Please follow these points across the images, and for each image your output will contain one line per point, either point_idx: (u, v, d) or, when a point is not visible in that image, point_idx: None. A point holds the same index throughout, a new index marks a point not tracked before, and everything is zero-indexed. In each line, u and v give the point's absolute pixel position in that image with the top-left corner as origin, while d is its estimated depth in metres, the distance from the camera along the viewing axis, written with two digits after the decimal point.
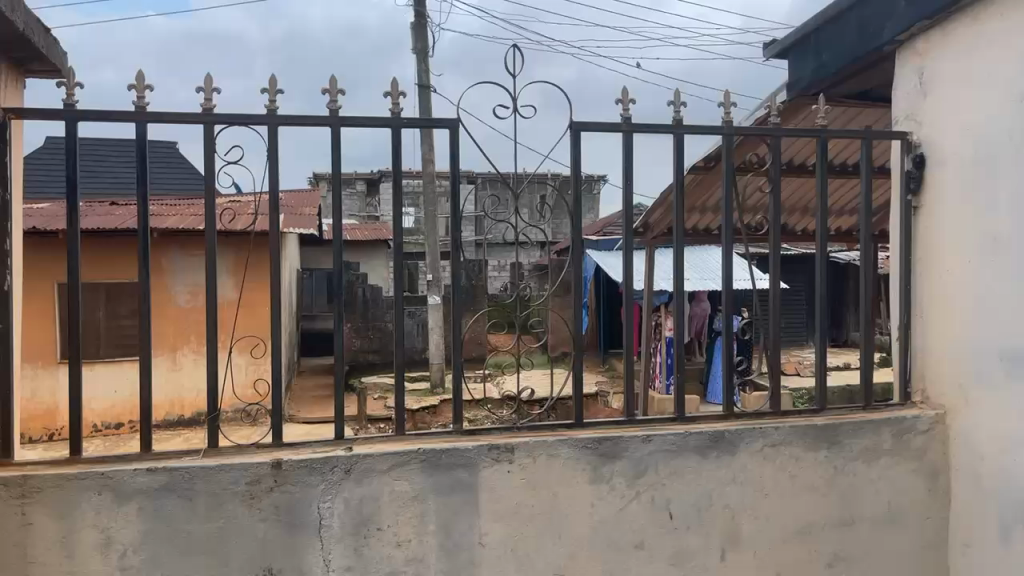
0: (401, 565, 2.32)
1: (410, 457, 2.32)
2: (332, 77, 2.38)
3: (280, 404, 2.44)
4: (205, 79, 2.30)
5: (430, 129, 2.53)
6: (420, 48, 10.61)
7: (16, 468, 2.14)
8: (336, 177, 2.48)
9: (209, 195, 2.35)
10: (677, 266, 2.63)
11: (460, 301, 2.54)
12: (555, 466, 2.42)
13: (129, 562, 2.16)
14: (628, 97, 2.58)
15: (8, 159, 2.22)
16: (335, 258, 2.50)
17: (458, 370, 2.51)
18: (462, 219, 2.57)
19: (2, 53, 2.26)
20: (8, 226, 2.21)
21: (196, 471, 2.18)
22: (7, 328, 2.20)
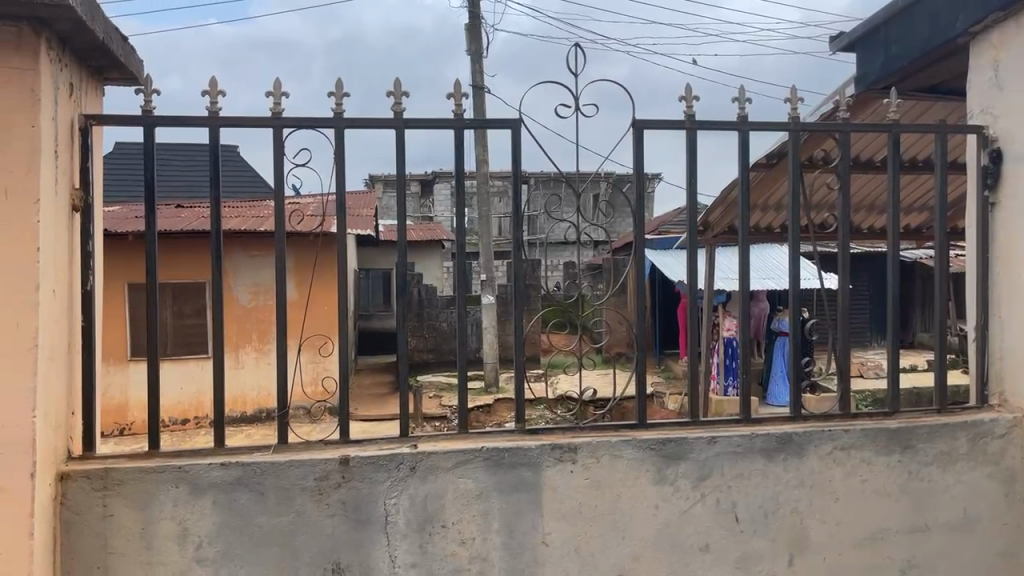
0: (465, 563, 2.34)
1: (475, 454, 2.34)
2: (396, 80, 2.41)
3: (345, 402, 2.49)
4: (274, 84, 2.36)
5: (493, 129, 2.54)
6: (474, 50, 10.68)
7: (98, 462, 2.23)
8: (401, 179, 2.51)
9: (277, 197, 2.40)
10: (742, 267, 2.59)
11: (522, 300, 2.55)
12: (619, 467, 2.41)
13: (204, 554, 2.22)
14: (692, 94, 2.56)
15: (89, 164, 2.31)
16: (400, 259, 2.53)
17: (520, 369, 2.51)
18: (524, 219, 2.57)
19: (82, 62, 2.35)
20: (91, 229, 2.30)
21: (267, 466, 2.23)
22: (90, 326, 2.29)
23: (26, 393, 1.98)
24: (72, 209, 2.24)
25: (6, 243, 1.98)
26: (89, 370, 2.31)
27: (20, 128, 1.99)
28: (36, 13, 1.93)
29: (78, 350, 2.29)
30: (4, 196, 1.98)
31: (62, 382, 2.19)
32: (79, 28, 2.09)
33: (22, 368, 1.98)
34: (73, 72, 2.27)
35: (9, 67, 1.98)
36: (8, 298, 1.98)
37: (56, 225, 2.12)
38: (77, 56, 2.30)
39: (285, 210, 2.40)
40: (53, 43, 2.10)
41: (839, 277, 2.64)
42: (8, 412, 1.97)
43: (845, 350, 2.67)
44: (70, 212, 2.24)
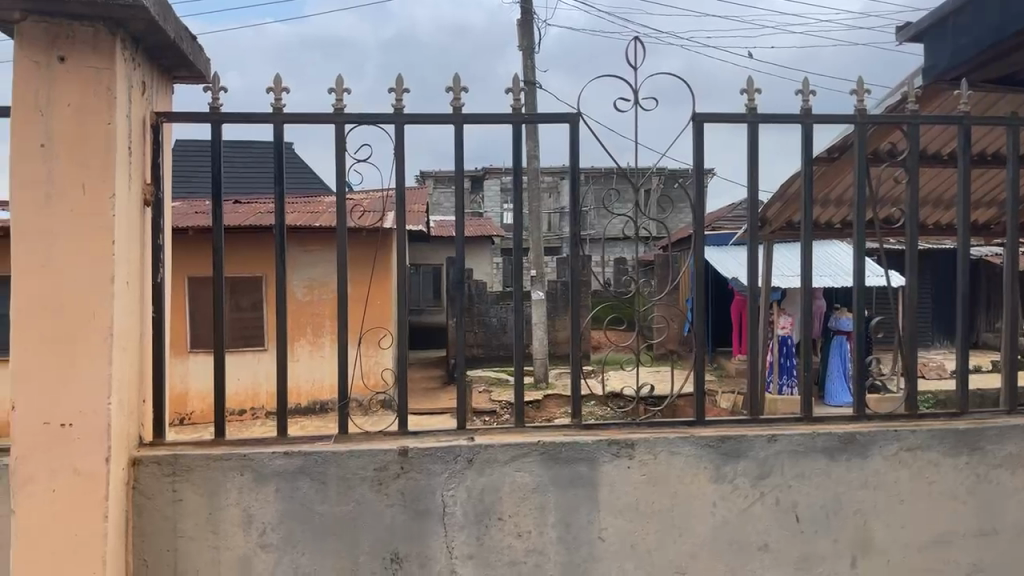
0: (522, 556, 2.35)
1: (532, 448, 2.35)
2: (455, 75, 2.44)
3: (404, 394, 2.52)
4: (336, 81, 2.42)
5: (552, 125, 2.54)
6: (525, 45, 10.68)
7: (168, 449, 2.30)
8: (459, 174, 2.53)
9: (339, 192, 2.45)
10: (805, 264, 2.54)
11: (580, 295, 2.54)
12: (677, 463, 2.39)
13: (268, 540, 2.27)
14: (754, 86, 2.53)
15: (160, 159, 2.39)
16: (459, 253, 2.56)
17: (577, 365, 2.51)
18: (581, 214, 2.56)
19: (154, 62, 2.43)
20: (162, 223, 2.39)
21: (328, 456, 2.28)
22: (161, 315, 2.37)
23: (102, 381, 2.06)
24: (144, 204, 2.32)
25: (82, 239, 2.05)
26: (159, 359, 2.38)
27: (96, 126, 2.06)
28: (111, 14, 2.01)
29: (150, 340, 2.37)
30: (82, 191, 2.05)
31: (135, 371, 2.27)
32: (152, 28, 2.15)
33: (97, 357, 2.06)
34: (146, 71, 2.35)
35: (85, 67, 2.05)
36: (86, 289, 2.06)
37: (130, 219, 2.20)
38: (149, 56, 2.38)
39: (347, 204, 2.44)
40: (128, 44, 2.17)
41: (906, 274, 2.58)
42: (84, 400, 2.05)
43: (912, 349, 2.60)
44: (143, 206, 2.33)
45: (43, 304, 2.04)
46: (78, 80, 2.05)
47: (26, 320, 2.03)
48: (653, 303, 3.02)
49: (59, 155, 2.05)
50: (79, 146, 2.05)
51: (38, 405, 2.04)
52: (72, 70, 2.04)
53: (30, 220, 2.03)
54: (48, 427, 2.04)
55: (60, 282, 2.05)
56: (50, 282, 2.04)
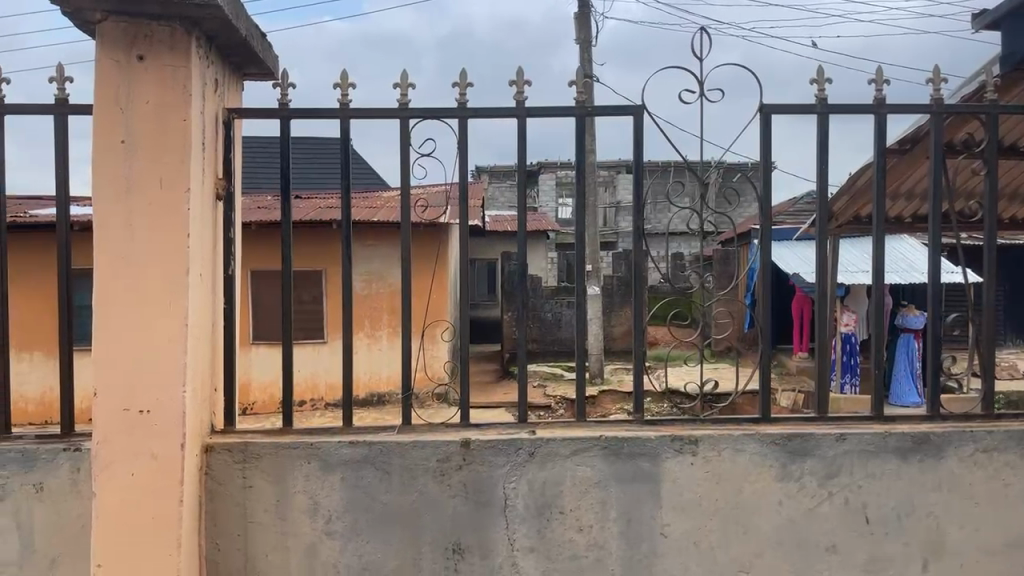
0: (583, 550, 2.35)
1: (594, 442, 2.34)
2: (519, 69, 2.45)
3: (466, 389, 2.53)
4: (401, 76, 2.46)
5: (616, 117, 2.53)
6: (582, 39, 10.62)
7: (238, 436, 2.37)
8: (522, 168, 2.53)
9: (403, 186, 2.48)
10: (877, 258, 2.47)
11: (642, 290, 2.52)
12: (742, 460, 2.35)
13: (333, 528, 2.32)
14: (824, 77, 2.49)
15: (231, 154, 2.46)
16: (522, 247, 2.56)
17: (639, 360, 2.49)
18: (645, 208, 2.53)
19: (226, 60, 2.50)
20: (233, 217, 2.46)
21: (392, 446, 2.31)
22: (232, 307, 2.44)
23: (178, 369, 2.13)
24: (216, 199, 2.39)
25: (159, 233, 2.13)
26: (229, 349, 2.45)
27: (173, 124, 2.12)
28: (189, 13, 2.07)
29: (222, 331, 2.45)
30: (159, 186, 2.12)
31: (208, 360, 2.34)
32: (225, 27, 2.21)
33: (173, 346, 2.13)
34: (219, 70, 2.41)
35: (163, 67, 2.12)
36: (163, 282, 2.13)
37: (204, 214, 2.27)
38: (221, 54, 2.44)
39: (410, 198, 2.47)
40: (203, 41, 2.23)
41: (986, 271, 2.48)
42: (161, 387, 2.13)
43: (990, 348, 2.50)
44: (215, 201, 2.40)
45: (123, 294, 2.12)
46: (157, 79, 2.12)
47: (108, 312, 2.11)
48: (715, 300, 2.96)
49: (138, 151, 2.12)
50: (157, 143, 2.12)
51: (117, 393, 2.11)
52: (151, 69, 2.11)
53: (111, 215, 2.11)
54: (127, 413, 2.11)
55: (139, 274, 2.12)
56: (130, 275, 2.12)
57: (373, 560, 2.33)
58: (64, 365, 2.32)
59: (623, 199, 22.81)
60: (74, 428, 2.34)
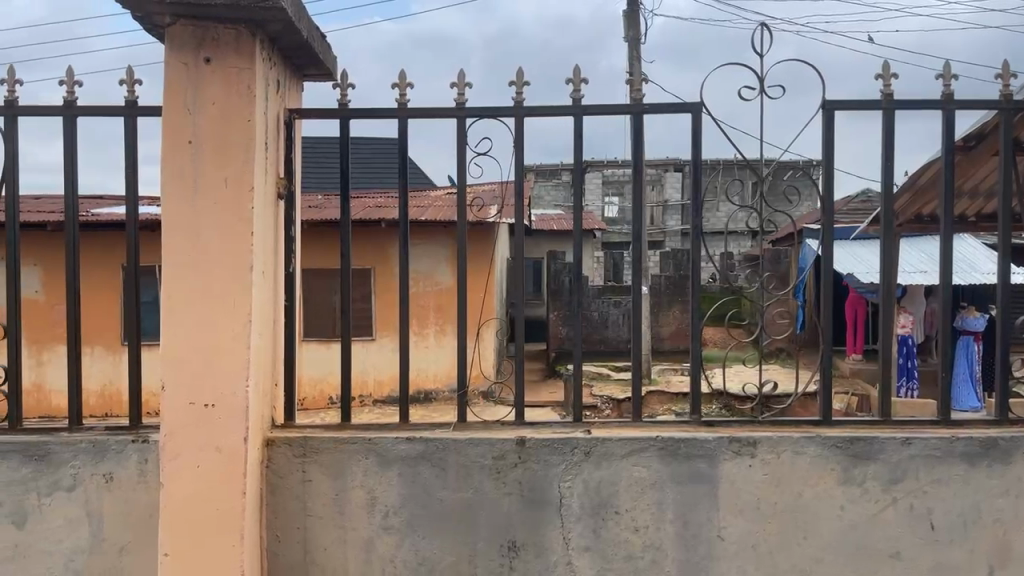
0: (638, 551, 2.34)
1: (650, 443, 2.32)
2: (576, 67, 2.45)
3: (522, 387, 2.53)
4: (458, 75, 2.49)
5: (674, 114, 2.50)
6: (632, 36, 10.54)
7: (299, 432, 2.41)
8: (578, 166, 2.52)
9: (459, 184, 2.49)
10: (944, 259, 2.40)
11: (699, 290, 2.48)
12: (802, 463, 2.31)
13: (390, 522, 2.35)
14: (889, 72, 2.44)
15: (293, 154, 2.50)
16: (577, 246, 2.54)
17: (696, 360, 2.46)
18: (704, 205, 2.50)
19: (286, 62, 2.54)
20: (294, 216, 2.51)
21: (449, 444, 2.33)
22: (292, 304, 2.49)
23: (242, 363, 2.18)
24: (278, 198, 2.44)
25: (224, 231, 2.18)
26: (290, 345, 2.50)
27: (238, 124, 2.17)
28: (254, 16, 2.11)
29: (283, 327, 2.49)
30: (224, 184, 2.17)
31: (270, 356, 2.39)
32: (288, 29, 2.25)
33: (238, 342, 2.18)
34: (281, 71, 2.46)
35: (228, 68, 2.17)
36: (228, 279, 2.18)
37: (266, 212, 2.31)
38: (282, 55, 2.48)
39: (467, 197, 2.47)
40: (266, 43, 2.28)
41: None
42: (225, 381, 2.18)
43: None
44: (277, 200, 2.45)
45: (189, 291, 2.17)
46: (222, 80, 2.17)
47: (176, 309, 2.17)
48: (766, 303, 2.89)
49: (205, 151, 2.17)
50: (223, 142, 2.17)
51: (184, 387, 2.17)
52: (217, 70, 2.16)
53: (178, 214, 2.17)
54: (193, 407, 2.17)
55: (206, 271, 2.18)
56: (197, 272, 2.17)
57: (428, 556, 2.35)
58: (132, 360, 2.39)
59: (671, 197, 22.62)
60: (141, 421, 2.42)
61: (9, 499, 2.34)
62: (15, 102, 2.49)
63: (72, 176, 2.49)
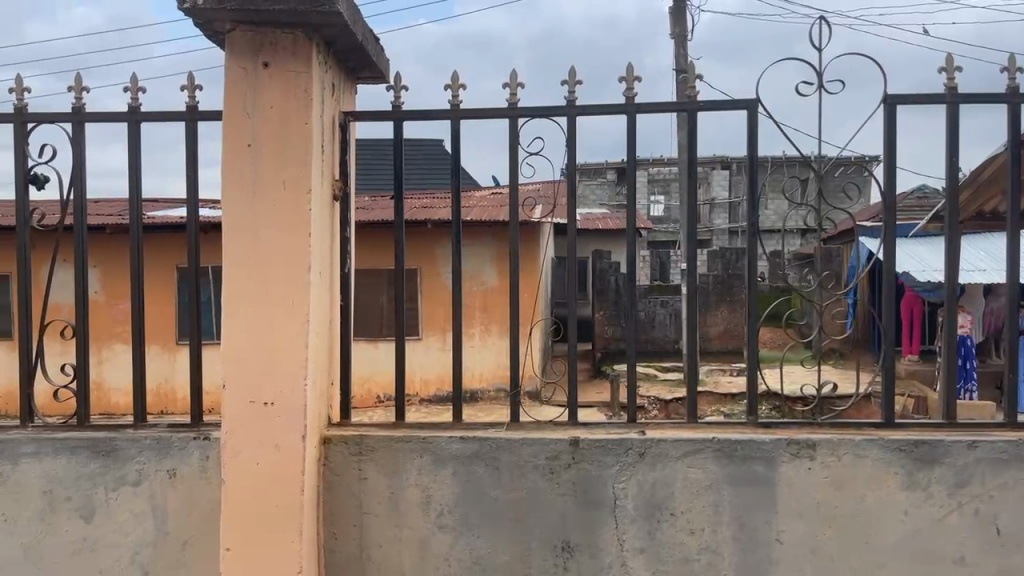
0: (694, 553, 2.31)
1: (706, 444, 2.29)
2: (629, 65, 2.44)
3: (575, 385, 2.52)
4: (511, 76, 2.50)
5: (730, 111, 2.47)
6: (678, 33, 10.43)
7: (354, 430, 2.44)
8: (631, 164, 2.50)
9: (512, 184, 2.49)
10: (1012, 257, 2.32)
11: (756, 289, 2.44)
12: (863, 466, 2.26)
13: (445, 521, 2.36)
14: (952, 66, 2.38)
15: (347, 156, 2.53)
16: (631, 246, 2.52)
17: (753, 360, 2.42)
18: (761, 203, 2.45)
19: (341, 64, 2.57)
20: (348, 218, 2.54)
21: (502, 443, 2.34)
22: (347, 304, 2.52)
23: (300, 362, 2.22)
24: (333, 199, 2.47)
25: (282, 232, 2.22)
26: (345, 344, 2.53)
27: (295, 126, 2.21)
28: (311, 20, 2.15)
29: (338, 326, 2.53)
30: (283, 186, 2.21)
31: (326, 355, 2.43)
32: (344, 32, 2.28)
33: (296, 340, 2.22)
34: (336, 75, 2.50)
35: (287, 73, 2.21)
36: (287, 280, 2.22)
37: (323, 214, 2.35)
38: (337, 58, 2.51)
39: (519, 197, 2.48)
40: (321, 47, 2.31)
41: None
42: (284, 380, 2.22)
43: None
44: (333, 201, 2.48)
45: (248, 292, 2.22)
46: (281, 84, 2.21)
47: (236, 309, 2.21)
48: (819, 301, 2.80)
49: (264, 153, 2.21)
50: (281, 145, 2.21)
51: (244, 385, 2.21)
52: (275, 74, 2.20)
53: (238, 216, 2.21)
54: (253, 405, 2.21)
55: (265, 272, 2.22)
56: (256, 272, 2.22)
57: (483, 555, 2.36)
58: (194, 359, 2.45)
59: (718, 196, 22.36)
60: (202, 418, 2.47)
61: (78, 494, 2.42)
62: (82, 109, 2.57)
63: (136, 180, 2.56)
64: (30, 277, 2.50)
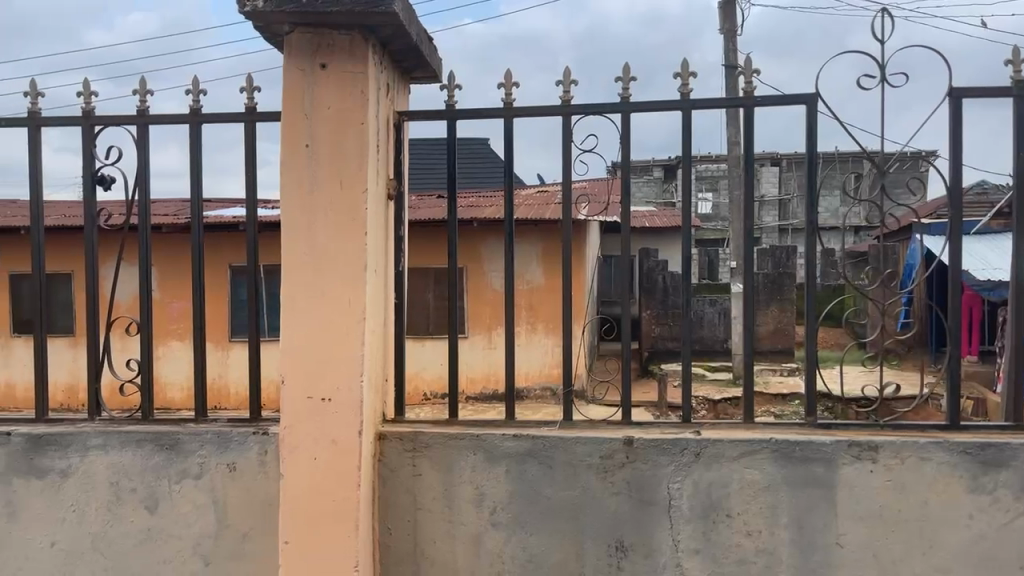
0: (751, 555, 2.28)
1: (764, 445, 2.26)
2: (684, 61, 2.41)
3: (628, 383, 2.51)
4: (564, 73, 2.49)
5: (788, 107, 2.42)
6: (727, 29, 10.29)
7: (409, 426, 2.47)
8: (686, 160, 2.47)
9: (565, 182, 2.49)
10: None
11: (815, 287, 2.39)
12: (927, 470, 2.20)
13: (499, 518, 2.37)
14: (1021, 57, 2.30)
15: (401, 156, 2.56)
16: (686, 244, 2.49)
17: (811, 359, 2.38)
18: (820, 198, 2.40)
19: (396, 65, 2.61)
20: (402, 217, 2.57)
21: (555, 441, 2.33)
22: (401, 301, 2.55)
23: (355, 360, 2.25)
24: (388, 198, 2.50)
25: (339, 231, 2.25)
26: (398, 342, 2.55)
27: (352, 127, 2.24)
28: (368, 21, 2.17)
29: (392, 323, 2.56)
30: (339, 187, 2.24)
31: (381, 353, 2.45)
32: (399, 33, 2.30)
33: (352, 338, 2.25)
34: (390, 74, 2.52)
35: (344, 74, 2.23)
36: (344, 279, 2.25)
37: (378, 213, 2.37)
38: (392, 58, 2.54)
39: (572, 194, 2.47)
40: (377, 47, 2.33)
41: None
42: (340, 377, 2.25)
43: None
44: (387, 200, 2.51)
45: (307, 290, 2.26)
46: (338, 85, 2.24)
47: (294, 308, 2.25)
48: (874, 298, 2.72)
49: (322, 153, 2.24)
50: (337, 146, 2.24)
51: (302, 381, 2.25)
52: (332, 75, 2.24)
53: (297, 217, 2.25)
54: (310, 400, 2.25)
55: (322, 271, 2.25)
56: (313, 272, 2.26)
57: (536, 553, 2.36)
58: (253, 355, 2.50)
59: (768, 193, 22.01)
60: (260, 414, 2.53)
61: (142, 486, 2.49)
62: (146, 112, 2.64)
63: (198, 181, 2.63)
64: (96, 274, 2.58)
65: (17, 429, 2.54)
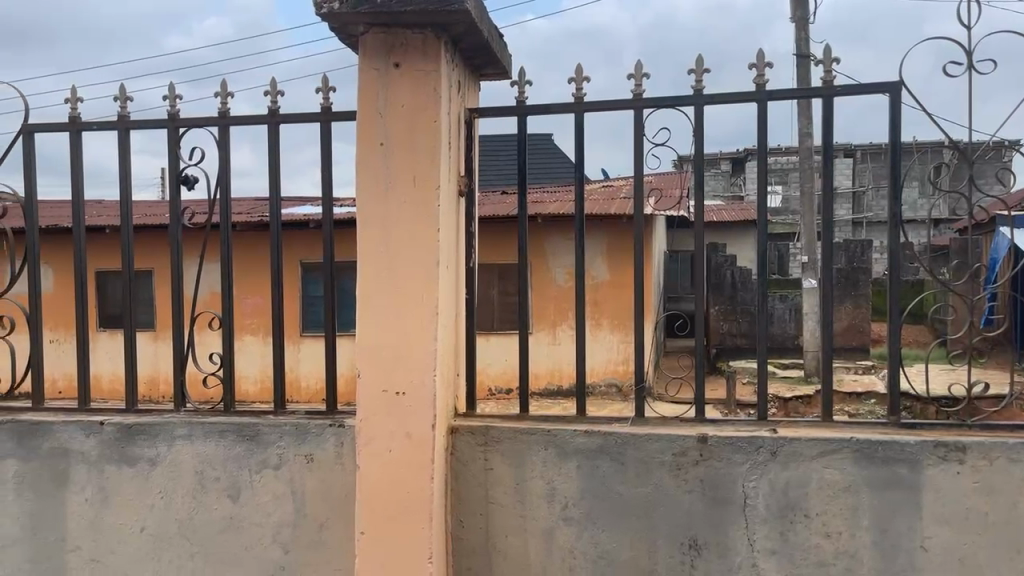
0: (831, 557, 2.22)
1: (844, 444, 2.19)
2: (759, 51, 2.36)
3: (700, 379, 2.48)
4: (635, 67, 2.46)
5: (868, 95, 2.34)
6: (799, 17, 10.00)
7: (480, 421, 2.49)
8: (760, 152, 2.41)
9: (636, 175, 2.47)
10: None
11: (897, 281, 2.30)
12: (1017, 471, 2.11)
13: (570, 513, 2.37)
14: None
15: (471, 152, 2.58)
16: (761, 236, 2.43)
17: (894, 356, 2.30)
18: (904, 190, 2.32)
19: (467, 63, 2.62)
20: (473, 212, 2.59)
21: (627, 438, 2.32)
22: (472, 296, 2.57)
23: (428, 354, 2.28)
24: (459, 194, 2.52)
25: (413, 228, 2.28)
26: (469, 336, 2.58)
27: (424, 125, 2.27)
28: (439, 20, 2.19)
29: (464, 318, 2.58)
30: (413, 184, 2.27)
31: (453, 348, 2.48)
32: (470, 30, 2.32)
33: (424, 333, 2.28)
34: (461, 73, 2.54)
35: (415, 72, 2.26)
36: (417, 274, 2.28)
37: (449, 208, 2.39)
38: (463, 56, 2.56)
39: (643, 189, 2.44)
40: (448, 46, 2.35)
41: None
42: (414, 370, 2.28)
43: None
44: (458, 196, 2.53)
45: (383, 286, 2.30)
46: (410, 84, 2.27)
47: (369, 303, 2.30)
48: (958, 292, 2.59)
49: (396, 151, 2.28)
50: (410, 144, 2.27)
51: (378, 375, 2.29)
52: (405, 74, 2.27)
53: (372, 214, 2.29)
54: (386, 394, 2.29)
55: (397, 267, 2.29)
56: (388, 268, 2.29)
57: (608, 549, 2.35)
58: (329, 348, 2.56)
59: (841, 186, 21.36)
60: (336, 407, 2.58)
61: (225, 475, 2.58)
62: (228, 113, 2.73)
63: (276, 179, 2.70)
64: (180, 271, 2.67)
65: (110, 419, 2.66)
